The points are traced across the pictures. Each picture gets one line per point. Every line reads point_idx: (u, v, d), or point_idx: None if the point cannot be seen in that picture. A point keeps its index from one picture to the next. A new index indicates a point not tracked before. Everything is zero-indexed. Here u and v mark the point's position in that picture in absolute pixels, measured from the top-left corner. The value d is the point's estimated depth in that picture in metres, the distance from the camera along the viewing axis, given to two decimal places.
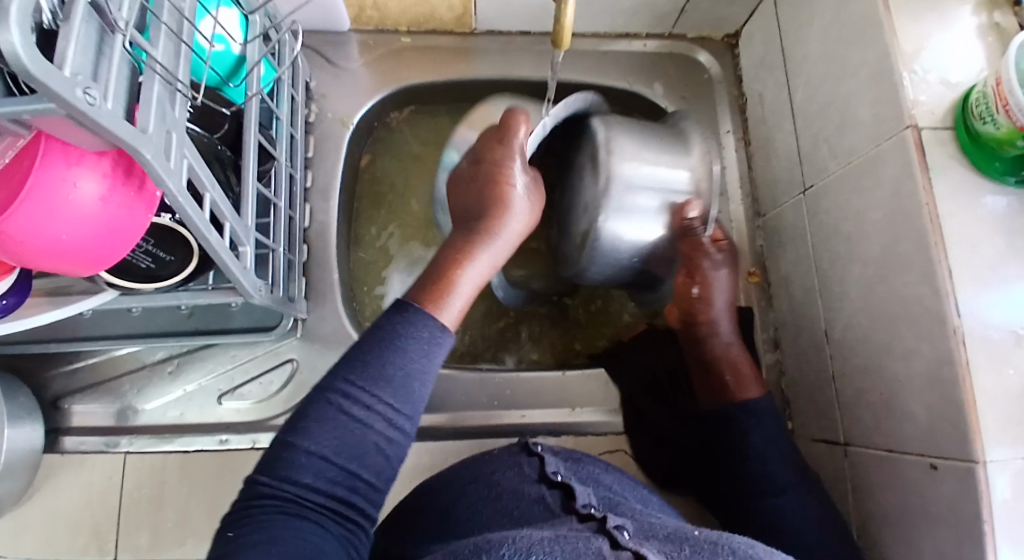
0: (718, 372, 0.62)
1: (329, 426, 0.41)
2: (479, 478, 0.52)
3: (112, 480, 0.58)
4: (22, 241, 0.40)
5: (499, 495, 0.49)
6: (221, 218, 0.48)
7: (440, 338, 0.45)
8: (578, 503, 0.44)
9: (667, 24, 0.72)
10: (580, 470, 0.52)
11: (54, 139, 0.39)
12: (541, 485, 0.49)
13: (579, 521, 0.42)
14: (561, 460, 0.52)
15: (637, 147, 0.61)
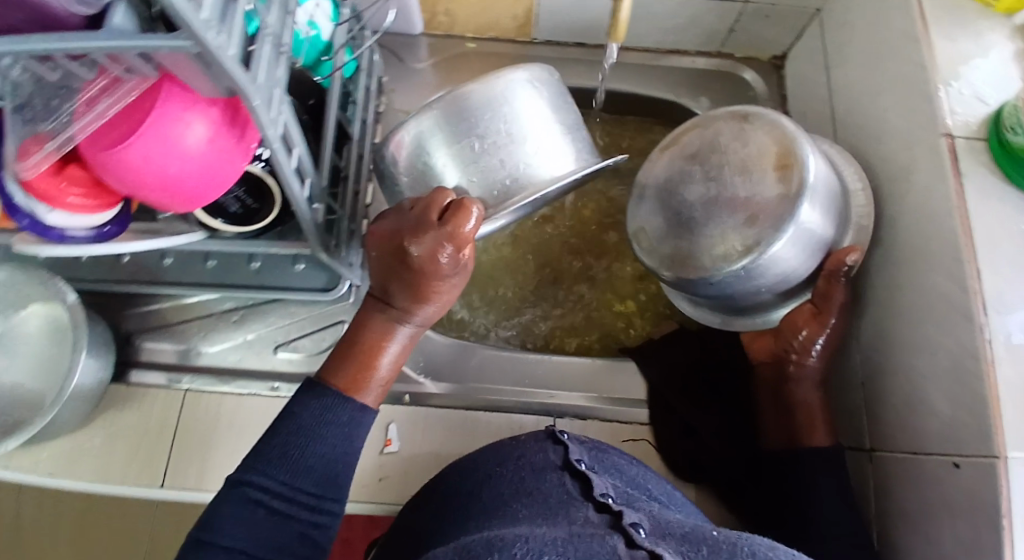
0: (795, 415, 0.61)
1: (244, 518, 0.46)
2: (505, 461, 0.53)
3: (170, 413, 0.63)
4: (137, 170, 0.46)
5: (523, 475, 0.50)
6: (303, 173, 0.53)
7: (361, 418, 0.54)
8: (595, 492, 0.45)
9: (715, 43, 0.77)
10: (601, 459, 0.54)
11: (176, 82, 0.44)
12: (563, 472, 0.50)
13: (595, 509, 0.42)
14: (584, 449, 0.54)
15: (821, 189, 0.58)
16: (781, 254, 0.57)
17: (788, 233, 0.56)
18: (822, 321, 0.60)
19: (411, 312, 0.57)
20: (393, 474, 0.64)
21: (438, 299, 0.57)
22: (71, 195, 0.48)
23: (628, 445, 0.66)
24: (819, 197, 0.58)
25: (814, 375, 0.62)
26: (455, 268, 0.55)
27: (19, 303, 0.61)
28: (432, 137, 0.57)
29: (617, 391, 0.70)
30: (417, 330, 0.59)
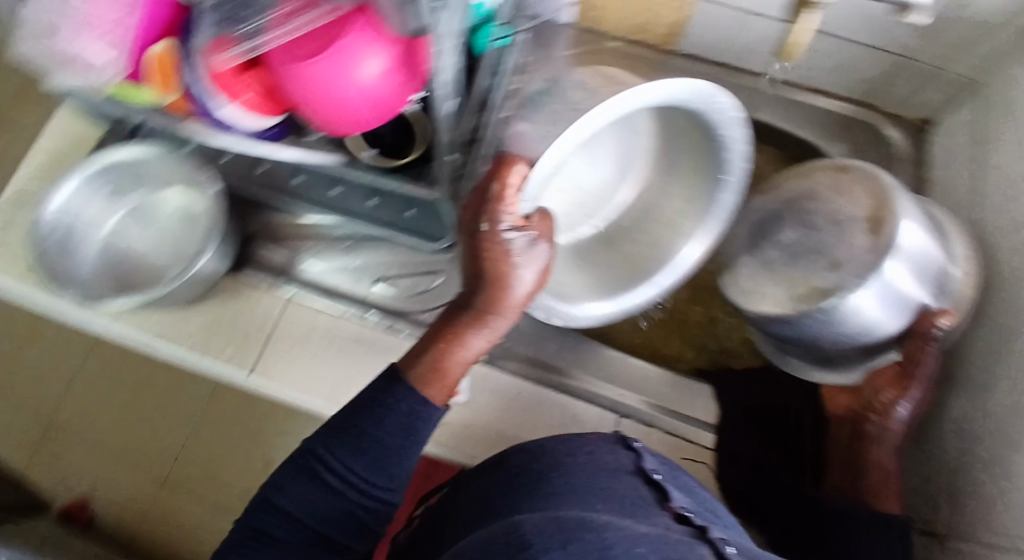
0: (864, 474, 0.61)
1: (304, 489, 0.47)
2: (573, 453, 0.49)
3: (272, 314, 0.68)
4: (312, 86, 0.50)
5: (593, 471, 0.46)
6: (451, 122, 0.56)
7: (423, 412, 0.48)
8: (673, 503, 0.43)
9: (863, 91, 0.76)
10: (675, 476, 0.48)
11: (370, 15, 0.48)
12: (637, 478, 0.46)
13: (676, 519, 0.40)
14: (656, 459, 0.50)
15: (914, 248, 0.56)
16: (865, 307, 0.56)
17: (871, 287, 0.55)
18: (904, 384, 0.59)
19: (491, 309, 0.50)
20: (457, 423, 0.67)
21: (521, 281, 0.50)
22: (245, 94, 0.53)
23: (686, 463, 0.66)
24: (917, 259, 0.56)
25: (896, 436, 0.61)
26: (530, 242, 0.50)
27: (161, 184, 0.69)
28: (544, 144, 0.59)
29: (685, 408, 0.69)
30: (501, 330, 0.52)
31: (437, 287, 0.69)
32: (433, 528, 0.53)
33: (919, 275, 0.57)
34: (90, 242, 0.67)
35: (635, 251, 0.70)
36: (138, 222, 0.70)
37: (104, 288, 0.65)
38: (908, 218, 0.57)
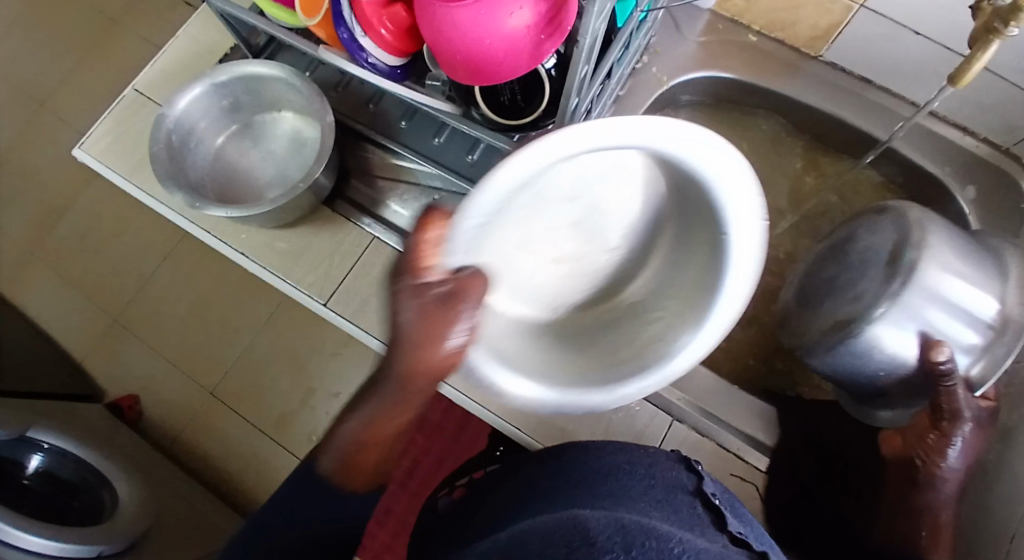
0: (915, 522, 0.58)
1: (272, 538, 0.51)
2: (633, 462, 0.47)
3: (356, 249, 0.70)
4: (457, 30, 0.50)
5: (652, 481, 0.46)
6: (579, 89, 0.55)
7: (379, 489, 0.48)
8: (729, 525, 0.43)
9: (1010, 136, 0.70)
10: (735, 504, 0.47)
11: None
12: (693, 498, 0.46)
13: (731, 541, 0.42)
14: (717, 485, 0.48)
15: (942, 278, 0.56)
16: (890, 336, 0.57)
17: (887, 313, 0.57)
18: (943, 428, 0.56)
19: (416, 371, 0.39)
20: None
21: (451, 337, 0.39)
22: (385, 28, 0.53)
23: (734, 479, 0.65)
24: (938, 295, 0.56)
25: (951, 488, 0.57)
26: (454, 293, 0.39)
27: (277, 106, 0.73)
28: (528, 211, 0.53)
29: (740, 424, 0.68)
30: (418, 401, 0.41)
31: None
32: (474, 498, 0.53)
33: (943, 310, 0.56)
34: (205, 149, 0.71)
35: (628, 346, 0.54)
36: (248, 138, 0.73)
37: (209, 193, 0.69)
38: (935, 256, 0.57)
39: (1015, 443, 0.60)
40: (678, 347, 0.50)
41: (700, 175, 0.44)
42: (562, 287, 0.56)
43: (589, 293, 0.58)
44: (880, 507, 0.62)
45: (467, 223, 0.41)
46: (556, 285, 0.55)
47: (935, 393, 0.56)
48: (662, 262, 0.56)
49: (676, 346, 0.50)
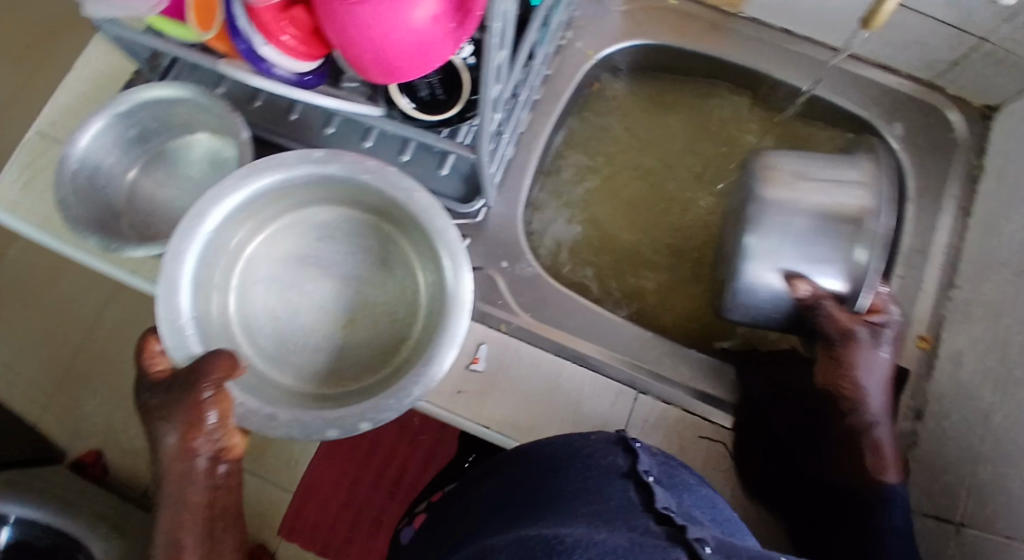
0: (857, 449, 0.60)
1: None
2: (574, 457, 0.49)
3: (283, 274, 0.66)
4: (363, 28, 0.47)
5: (591, 477, 0.46)
6: (499, 76, 0.53)
7: None
8: (658, 503, 0.42)
9: (932, 70, 0.72)
10: (672, 475, 0.49)
11: None
12: (628, 481, 0.45)
13: (655, 520, 0.40)
14: (653, 461, 0.49)
15: (790, 217, 0.62)
16: (762, 285, 0.63)
17: (750, 265, 0.63)
18: (840, 357, 0.58)
19: (185, 459, 0.49)
20: (474, 389, 0.67)
21: (199, 415, 0.48)
22: (286, 34, 0.50)
23: (703, 442, 0.66)
24: (783, 230, 0.62)
25: (880, 410, 0.59)
26: (194, 373, 0.49)
27: (188, 128, 0.69)
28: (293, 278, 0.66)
29: (703, 389, 0.69)
30: (197, 484, 0.49)
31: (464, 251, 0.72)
32: (448, 520, 0.55)
33: (797, 242, 0.62)
34: (116, 184, 0.66)
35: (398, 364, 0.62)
36: (162, 166, 0.69)
37: (128, 231, 0.65)
38: (773, 203, 0.62)
39: (964, 367, 0.62)
40: (457, 301, 0.54)
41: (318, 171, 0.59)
42: (346, 351, 0.64)
43: (376, 339, 0.65)
44: (829, 443, 0.63)
45: (181, 317, 0.55)
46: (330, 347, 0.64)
47: (818, 324, 0.60)
48: (417, 258, 0.64)
49: (458, 303, 0.54)
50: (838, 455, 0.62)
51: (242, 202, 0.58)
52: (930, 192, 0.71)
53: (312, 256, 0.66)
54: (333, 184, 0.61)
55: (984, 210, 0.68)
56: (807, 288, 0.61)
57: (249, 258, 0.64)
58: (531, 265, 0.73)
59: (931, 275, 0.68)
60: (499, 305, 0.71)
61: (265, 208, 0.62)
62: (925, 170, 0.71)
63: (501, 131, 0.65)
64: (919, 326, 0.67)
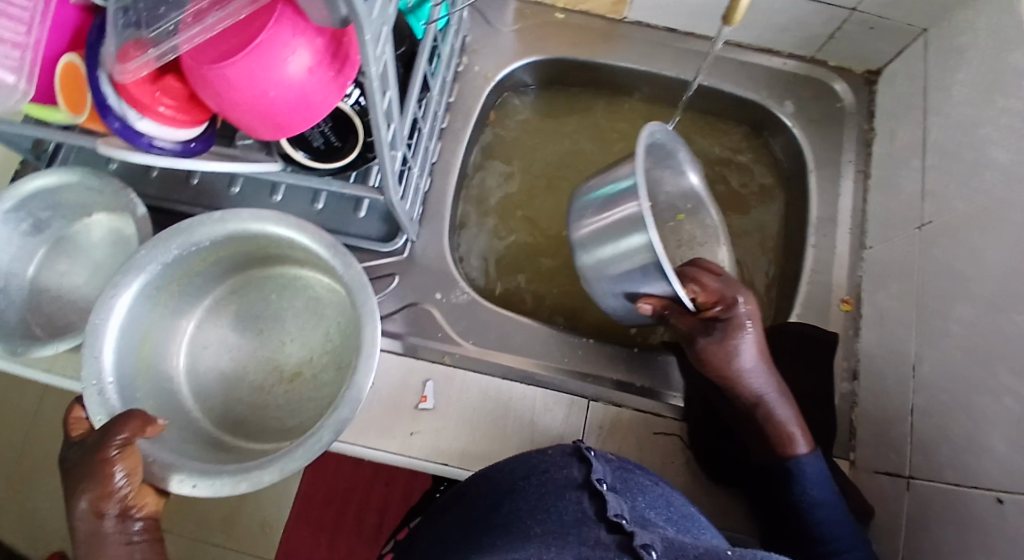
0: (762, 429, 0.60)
1: None
2: (530, 474, 0.49)
3: (217, 340, 0.66)
4: (236, 88, 0.46)
5: (545, 492, 0.45)
6: (391, 118, 0.53)
7: None
8: (609, 512, 0.42)
9: (812, 47, 0.75)
10: (625, 479, 0.48)
11: (290, 7, 0.44)
12: (583, 491, 0.44)
13: (606, 529, 0.40)
14: (607, 467, 0.48)
15: (596, 245, 0.61)
16: (621, 307, 0.64)
17: (597, 296, 0.65)
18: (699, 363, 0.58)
19: (97, 519, 0.48)
20: (426, 429, 0.66)
21: (105, 475, 0.47)
22: (162, 105, 0.49)
23: (659, 438, 0.67)
24: (601, 270, 0.62)
25: (762, 385, 0.58)
26: (103, 433, 0.47)
27: (85, 210, 0.66)
28: (227, 340, 0.66)
29: (651, 385, 0.70)
30: (111, 543, 0.48)
31: (393, 289, 0.71)
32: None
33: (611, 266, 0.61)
34: (15, 282, 0.63)
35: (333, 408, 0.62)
36: (63, 254, 0.66)
37: (35, 329, 0.62)
38: (581, 238, 0.63)
39: (887, 323, 0.65)
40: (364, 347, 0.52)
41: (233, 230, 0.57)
42: (287, 406, 0.64)
43: (318, 390, 0.64)
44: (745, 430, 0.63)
45: (105, 382, 0.52)
46: (272, 404, 0.64)
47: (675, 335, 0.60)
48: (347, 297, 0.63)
49: (365, 349, 0.52)
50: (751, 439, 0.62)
51: (158, 271, 0.57)
52: (830, 161, 0.74)
53: (244, 324, 0.66)
54: (251, 242, 0.61)
55: (880, 170, 0.71)
56: (655, 303, 0.59)
57: (180, 323, 0.64)
58: (465, 291, 0.72)
59: (843, 240, 0.72)
60: (438, 338, 0.70)
61: (187, 272, 0.61)
62: (822, 141, 0.75)
63: (409, 167, 0.65)
64: (840, 290, 0.71)
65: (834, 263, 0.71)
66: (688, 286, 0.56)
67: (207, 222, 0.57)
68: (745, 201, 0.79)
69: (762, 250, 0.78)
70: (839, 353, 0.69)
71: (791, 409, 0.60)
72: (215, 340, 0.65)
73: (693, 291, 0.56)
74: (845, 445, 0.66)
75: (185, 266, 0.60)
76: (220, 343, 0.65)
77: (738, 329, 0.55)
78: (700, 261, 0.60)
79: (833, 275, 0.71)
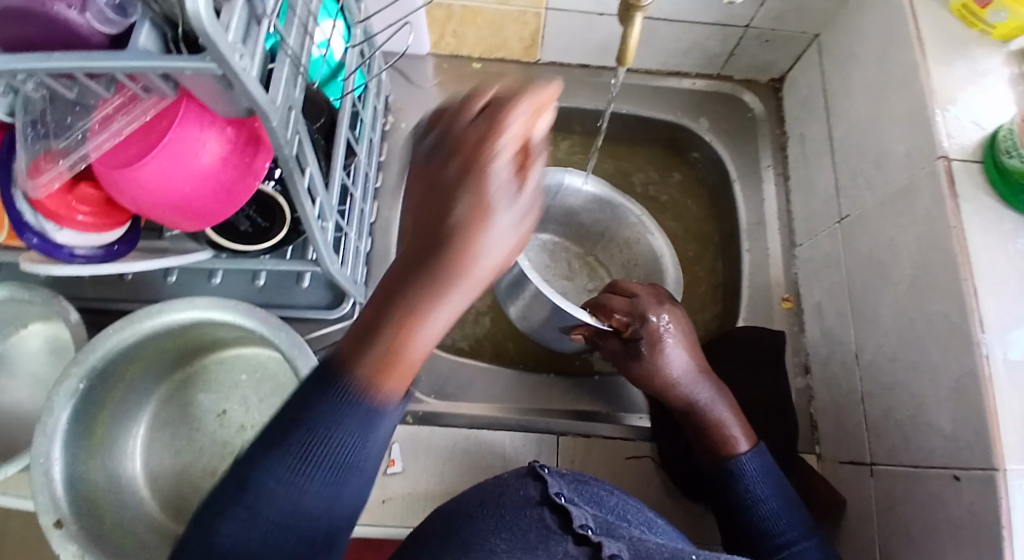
0: (703, 435, 0.60)
1: None
2: (480, 503, 0.48)
3: (176, 418, 0.67)
4: (150, 189, 0.47)
5: (500, 514, 0.46)
6: (315, 193, 0.54)
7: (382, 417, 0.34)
8: (575, 523, 0.44)
9: (716, 65, 0.79)
10: (585, 491, 0.50)
11: (194, 103, 0.45)
12: (542, 508, 0.45)
13: (574, 541, 0.42)
14: (563, 481, 0.49)
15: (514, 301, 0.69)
16: (558, 344, 0.70)
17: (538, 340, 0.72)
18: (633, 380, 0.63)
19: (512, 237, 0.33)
20: (398, 494, 0.65)
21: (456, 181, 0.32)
22: (81, 213, 0.50)
23: (632, 462, 0.68)
24: (531, 324, 0.69)
25: (701, 389, 0.60)
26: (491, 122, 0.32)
27: (18, 323, 0.64)
28: (183, 420, 0.67)
29: (615, 409, 0.72)
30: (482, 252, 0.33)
31: None
32: None
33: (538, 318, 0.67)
34: None
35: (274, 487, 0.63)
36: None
37: None
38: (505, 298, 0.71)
39: (827, 315, 0.67)
40: None
41: (192, 314, 0.58)
42: None
43: None
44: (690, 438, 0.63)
45: (52, 461, 0.52)
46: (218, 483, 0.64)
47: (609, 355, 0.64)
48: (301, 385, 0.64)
49: None
50: (695, 449, 0.63)
51: (123, 350, 0.57)
52: (749, 168, 0.77)
53: (214, 401, 0.67)
54: (215, 325, 0.61)
55: (798, 172, 0.75)
56: (585, 332, 0.65)
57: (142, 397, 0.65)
58: None
59: (775, 240, 0.75)
60: None
61: (154, 350, 0.61)
62: (739, 150, 0.78)
63: (345, 233, 0.65)
64: (780, 289, 0.73)
65: (770, 264, 0.74)
66: (603, 314, 0.62)
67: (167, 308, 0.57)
68: (680, 216, 0.82)
69: (704, 260, 0.80)
70: (789, 350, 0.71)
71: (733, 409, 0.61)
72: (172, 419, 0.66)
73: (608, 318, 0.61)
74: (809, 438, 0.68)
75: (150, 347, 0.60)
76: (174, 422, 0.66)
77: (653, 341, 0.60)
78: (617, 282, 0.65)
79: (770, 275, 0.74)
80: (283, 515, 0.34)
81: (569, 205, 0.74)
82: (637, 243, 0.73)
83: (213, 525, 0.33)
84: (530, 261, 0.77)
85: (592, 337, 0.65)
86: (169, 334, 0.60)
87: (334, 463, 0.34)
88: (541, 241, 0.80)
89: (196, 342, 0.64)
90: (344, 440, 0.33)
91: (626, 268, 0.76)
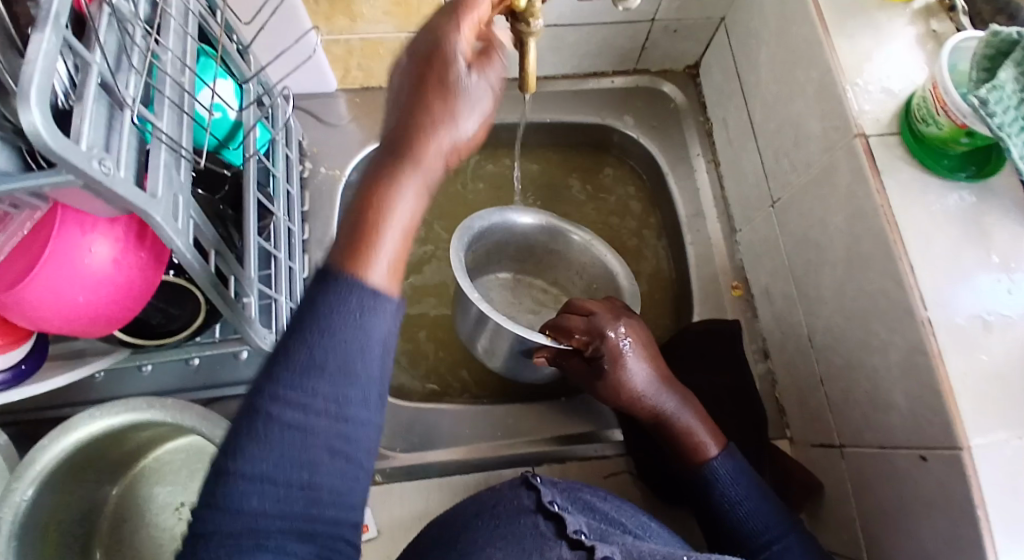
0: (673, 443, 0.60)
1: None
2: (482, 510, 0.48)
3: (128, 512, 0.64)
4: (42, 305, 0.44)
5: (497, 521, 0.46)
6: (225, 263, 0.51)
7: (375, 306, 0.32)
8: (568, 529, 0.43)
9: (631, 60, 0.78)
10: (573, 497, 0.48)
11: (69, 209, 0.43)
12: (537, 516, 0.45)
13: (568, 546, 0.42)
14: (555, 489, 0.48)
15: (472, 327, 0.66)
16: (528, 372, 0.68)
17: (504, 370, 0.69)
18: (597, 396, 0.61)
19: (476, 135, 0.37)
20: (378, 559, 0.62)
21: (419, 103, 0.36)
22: None
23: (610, 479, 0.67)
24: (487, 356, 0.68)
25: (667, 399, 0.59)
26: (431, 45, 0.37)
27: None
28: (136, 514, 0.65)
29: (588, 425, 0.70)
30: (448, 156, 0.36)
31: None
32: None
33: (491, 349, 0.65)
34: None
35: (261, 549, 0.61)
36: None
37: None
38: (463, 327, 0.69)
39: (775, 298, 0.67)
40: None
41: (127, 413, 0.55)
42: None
43: None
44: (664, 449, 0.62)
45: None
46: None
47: (572, 371, 0.62)
48: None
49: None
50: (673, 460, 0.61)
51: (60, 459, 0.54)
52: (677, 159, 0.77)
53: (169, 493, 0.65)
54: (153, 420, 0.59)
55: (726, 157, 0.74)
56: (548, 353, 0.62)
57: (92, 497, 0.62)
58: None
59: (715, 228, 0.74)
60: None
61: (95, 453, 0.58)
62: (665, 143, 0.78)
63: (273, 298, 0.61)
64: (728, 276, 0.73)
65: (714, 252, 0.74)
66: (563, 335, 0.60)
67: (99, 412, 0.54)
68: (618, 214, 0.80)
69: (650, 256, 0.79)
70: (746, 336, 0.71)
71: (701, 413, 0.60)
72: (124, 512, 0.64)
73: (568, 339, 0.59)
74: (779, 425, 0.68)
75: (90, 452, 0.57)
76: (128, 515, 0.64)
77: (619, 357, 0.58)
78: (572, 300, 0.62)
79: (716, 263, 0.73)
80: (291, 436, 0.31)
81: (514, 234, 0.72)
82: (592, 265, 0.72)
83: (222, 477, 0.31)
84: (492, 302, 0.76)
85: (552, 355, 0.62)
86: (107, 435, 0.57)
87: (338, 372, 0.32)
88: (501, 279, 0.77)
89: (139, 438, 0.61)
90: (344, 336, 0.31)
91: (588, 291, 0.75)
